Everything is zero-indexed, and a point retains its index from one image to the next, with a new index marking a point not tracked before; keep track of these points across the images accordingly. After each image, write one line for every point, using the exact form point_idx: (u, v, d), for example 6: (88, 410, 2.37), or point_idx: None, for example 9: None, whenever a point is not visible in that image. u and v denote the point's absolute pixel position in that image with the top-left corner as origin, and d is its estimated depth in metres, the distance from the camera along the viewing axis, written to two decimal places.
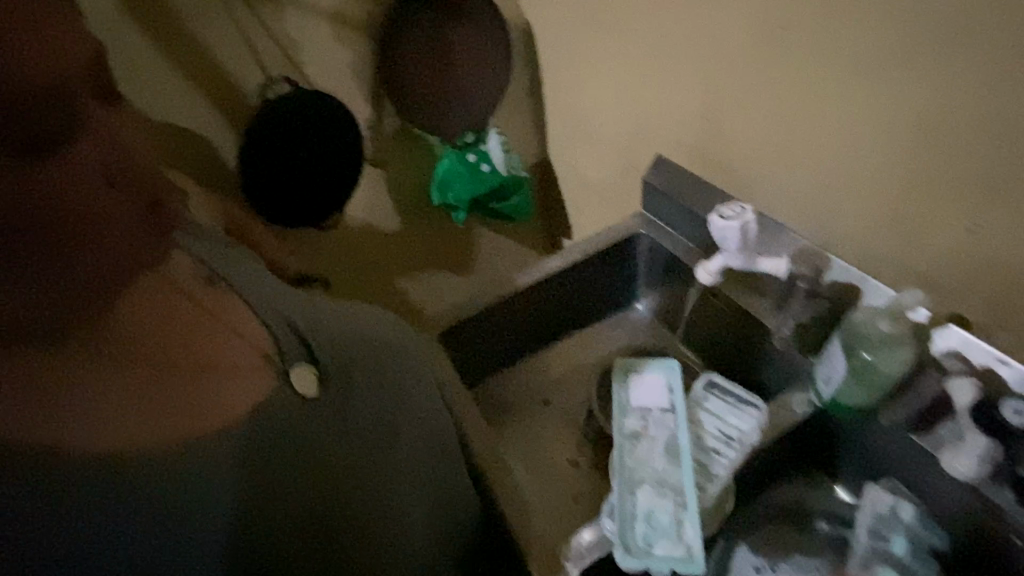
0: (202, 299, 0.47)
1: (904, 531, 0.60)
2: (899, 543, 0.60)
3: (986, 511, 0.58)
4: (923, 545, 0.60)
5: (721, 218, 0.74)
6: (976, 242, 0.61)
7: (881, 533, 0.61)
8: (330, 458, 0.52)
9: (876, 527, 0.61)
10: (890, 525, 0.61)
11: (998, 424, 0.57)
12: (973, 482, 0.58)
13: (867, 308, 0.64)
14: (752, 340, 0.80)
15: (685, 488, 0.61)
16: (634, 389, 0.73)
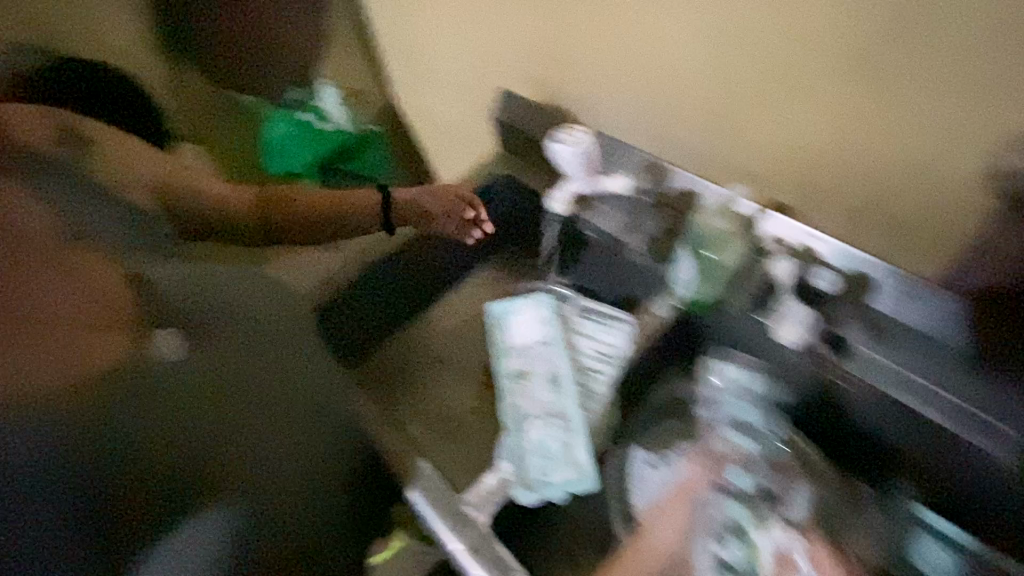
0: (68, 259, 0.48)
1: (749, 398, 0.66)
2: (741, 407, 0.67)
3: (821, 372, 0.66)
4: (765, 396, 0.67)
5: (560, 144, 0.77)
6: (780, 131, 0.68)
7: (733, 405, 0.67)
8: (184, 427, 0.57)
9: (713, 399, 0.67)
10: (741, 397, 0.66)
11: (807, 291, 0.67)
12: (800, 346, 0.66)
13: (704, 211, 0.71)
14: (609, 261, 0.82)
15: (569, 411, 0.67)
16: (511, 326, 0.75)
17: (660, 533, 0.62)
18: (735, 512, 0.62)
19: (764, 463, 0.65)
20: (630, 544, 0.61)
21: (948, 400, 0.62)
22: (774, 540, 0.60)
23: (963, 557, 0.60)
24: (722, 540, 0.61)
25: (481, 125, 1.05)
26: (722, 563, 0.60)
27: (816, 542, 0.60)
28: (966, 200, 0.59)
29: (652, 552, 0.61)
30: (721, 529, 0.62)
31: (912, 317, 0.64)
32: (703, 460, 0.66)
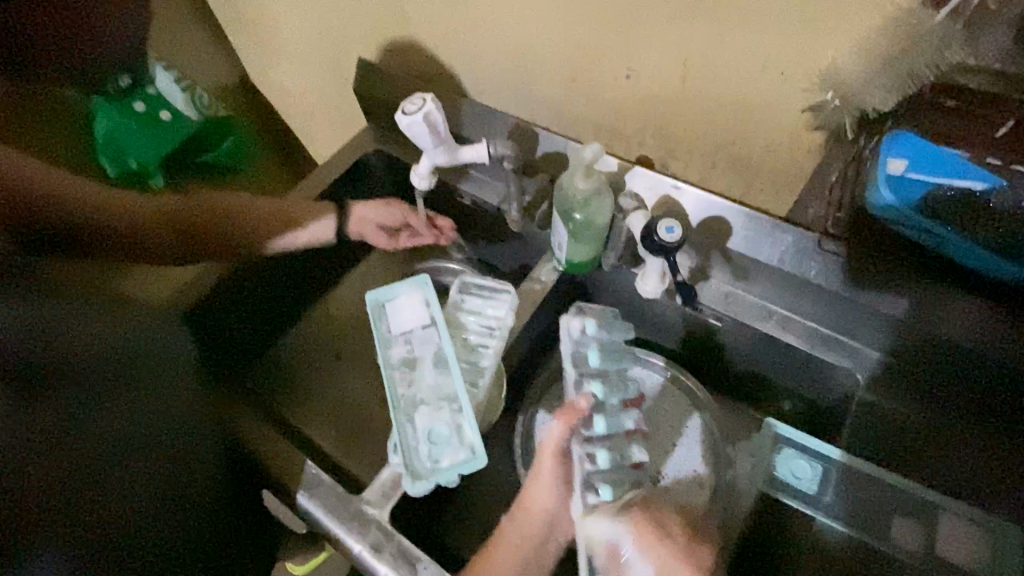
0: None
1: (596, 344, 0.68)
2: (595, 358, 0.67)
3: (692, 309, 0.74)
4: (616, 344, 0.69)
5: (405, 115, 0.68)
6: (633, 88, 0.69)
7: (581, 355, 0.68)
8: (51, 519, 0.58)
9: (576, 353, 0.68)
10: (586, 345, 0.68)
11: (662, 247, 0.64)
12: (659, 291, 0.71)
13: (569, 170, 0.69)
14: (497, 231, 0.86)
15: (458, 394, 0.65)
16: (391, 316, 0.72)
17: (536, 497, 0.61)
18: (601, 460, 0.61)
19: (619, 408, 0.66)
20: (514, 514, 0.61)
21: (803, 325, 0.71)
22: (602, 531, 0.57)
23: (836, 470, 0.64)
24: (596, 489, 0.60)
25: (350, 106, 1.06)
26: (598, 511, 0.59)
27: (636, 520, 0.56)
28: (790, 138, 0.63)
29: (531, 513, 0.60)
30: (594, 479, 0.61)
31: (766, 252, 0.70)
32: (571, 416, 0.61)
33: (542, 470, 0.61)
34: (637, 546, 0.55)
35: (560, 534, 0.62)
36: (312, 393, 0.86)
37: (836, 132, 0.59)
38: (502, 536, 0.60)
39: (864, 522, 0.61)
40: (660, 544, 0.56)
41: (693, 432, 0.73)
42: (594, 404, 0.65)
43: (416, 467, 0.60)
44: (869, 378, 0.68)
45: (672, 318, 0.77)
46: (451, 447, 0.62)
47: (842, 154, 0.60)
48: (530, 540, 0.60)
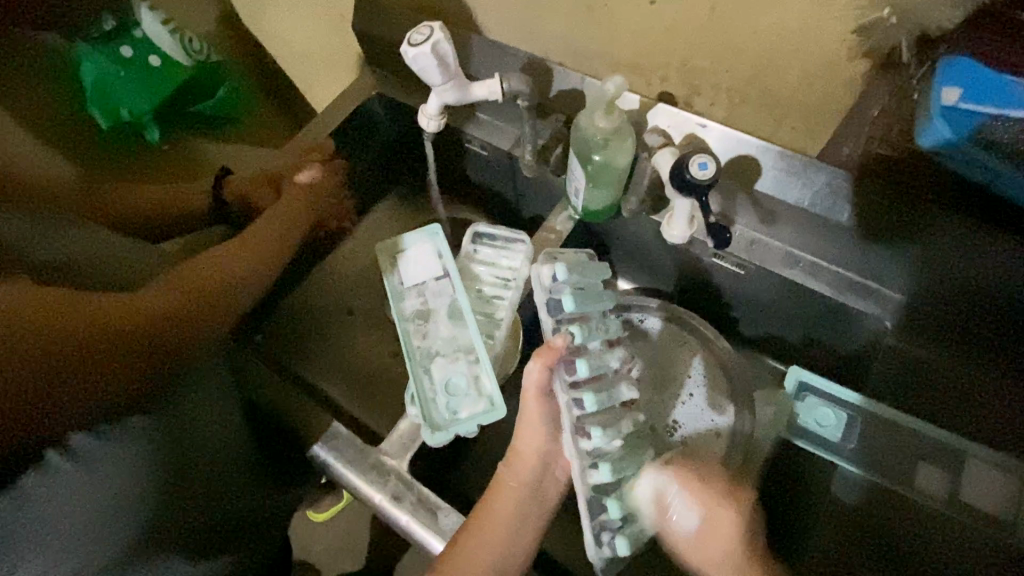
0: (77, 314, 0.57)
1: (569, 287, 0.63)
2: (571, 302, 0.62)
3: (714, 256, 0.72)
4: (593, 286, 0.65)
5: (412, 47, 0.63)
6: (654, 24, 0.64)
7: (556, 303, 0.63)
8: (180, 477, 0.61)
9: (550, 301, 0.63)
10: (558, 289, 0.63)
11: (688, 185, 0.62)
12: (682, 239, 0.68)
13: (588, 108, 0.65)
14: (510, 179, 0.83)
15: (474, 344, 0.64)
16: (402, 265, 0.70)
17: (525, 441, 0.61)
18: (588, 403, 0.58)
19: (600, 349, 0.63)
20: (509, 458, 0.62)
21: (827, 271, 0.69)
22: (651, 483, 0.58)
23: (859, 415, 0.63)
24: (589, 433, 0.58)
25: (348, 44, 0.99)
26: (592, 454, 0.58)
27: (682, 472, 0.58)
28: (830, 68, 0.58)
29: (525, 456, 0.61)
30: (585, 423, 0.58)
31: (795, 194, 0.67)
32: (549, 356, 0.58)
33: (531, 415, 0.60)
34: (681, 487, 0.58)
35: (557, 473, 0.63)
36: (328, 347, 0.87)
37: (887, 57, 0.55)
38: (499, 485, 0.61)
39: (884, 469, 0.61)
40: (702, 489, 0.58)
41: (699, 378, 0.71)
42: (574, 347, 0.61)
43: (435, 418, 0.60)
44: (896, 323, 0.66)
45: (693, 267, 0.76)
46: (470, 398, 0.61)
47: (892, 81, 0.56)
48: (526, 479, 0.61)
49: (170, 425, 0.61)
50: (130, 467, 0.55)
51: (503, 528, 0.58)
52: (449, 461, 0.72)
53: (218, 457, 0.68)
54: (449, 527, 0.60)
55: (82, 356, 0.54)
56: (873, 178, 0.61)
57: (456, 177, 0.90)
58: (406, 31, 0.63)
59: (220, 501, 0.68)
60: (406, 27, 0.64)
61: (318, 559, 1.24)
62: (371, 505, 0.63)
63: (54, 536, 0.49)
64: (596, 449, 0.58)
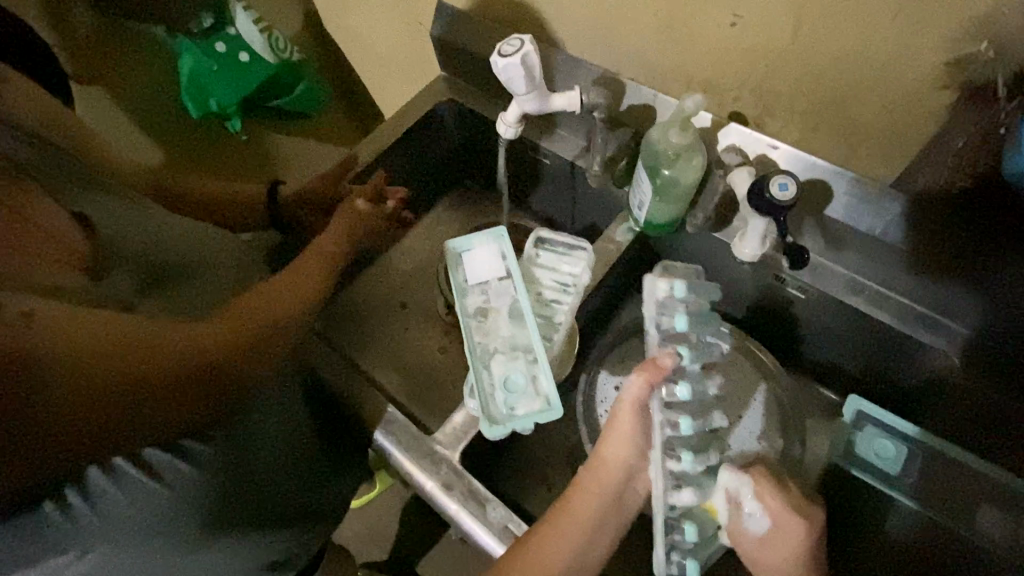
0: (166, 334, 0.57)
1: (683, 307, 0.64)
2: (682, 323, 0.63)
3: (775, 279, 0.72)
4: (701, 308, 0.66)
5: (502, 57, 0.67)
6: (734, 46, 0.65)
7: (667, 319, 0.64)
8: (234, 480, 0.63)
9: (660, 316, 0.64)
10: (671, 308, 0.64)
11: (768, 205, 0.63)
12: (755, 259, 0.69)
13: (661, 123, 0.67)
14: (573, 189, 0.85)
15: (533, 345, 0.66)
16: (469, 263, 0.72)
17: (613, 449, 0.62)
18: (684, 427, 0.59)
19: (699, 373, 0.65)
20: (591, 464, 0.62)
21: (893, 302, 0.68)
22: (725, 482, 0.60)
23: (919, 448, 0.62)
24: (677, 455, 0.60)
25: (422, 49, 1.03)
26: (677, 475, 0.60)
27: (760, 478, 0.60)
28: (913, 97, 0.57)
29: (610, 464, 0.62)
30: (674, 443, 0.61)
31: (867, 222, 0.67)
32: (652, 373, 0.59)
33: (620, 427, 0.62)
34: (756, 493, 0.59)
35: (636, 484, 0.63)
36: (387, 336, 0.92)
37: (977, 91, 0.54)
38: (578, 486, 0.62)
39: (946, 509, 0.59)
40: (775, 497, 0.59)
41: (757, 408, 0.72)
42: (677, 367, 0.62)
43: (494, 412, 0.62)
44: (962, 361, 0.64)
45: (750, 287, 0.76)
46: (529, 397, 0.63)
47: (979, 121, 0.54)
48: (608, 487, 0.61)
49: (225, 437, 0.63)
50: (188, 480, 0.58)
51: (578, 526, 0.59)
52: (499, 457, 0.74)
53: (273, 454, 0.70)
54: (497, 520, 0.62)
55: (149, 394, 0.55)
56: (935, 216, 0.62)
57: (518, 182, 0.92)
58: (496, 41, 0.67)
59: (277, 490, 0.71)
60: (495, 37, 0.67)
61: (352, 540, 1.28)
62: (421, 490, 0.66)
63: (126, 530, 0.54)
64: (680, 472, 0.60)
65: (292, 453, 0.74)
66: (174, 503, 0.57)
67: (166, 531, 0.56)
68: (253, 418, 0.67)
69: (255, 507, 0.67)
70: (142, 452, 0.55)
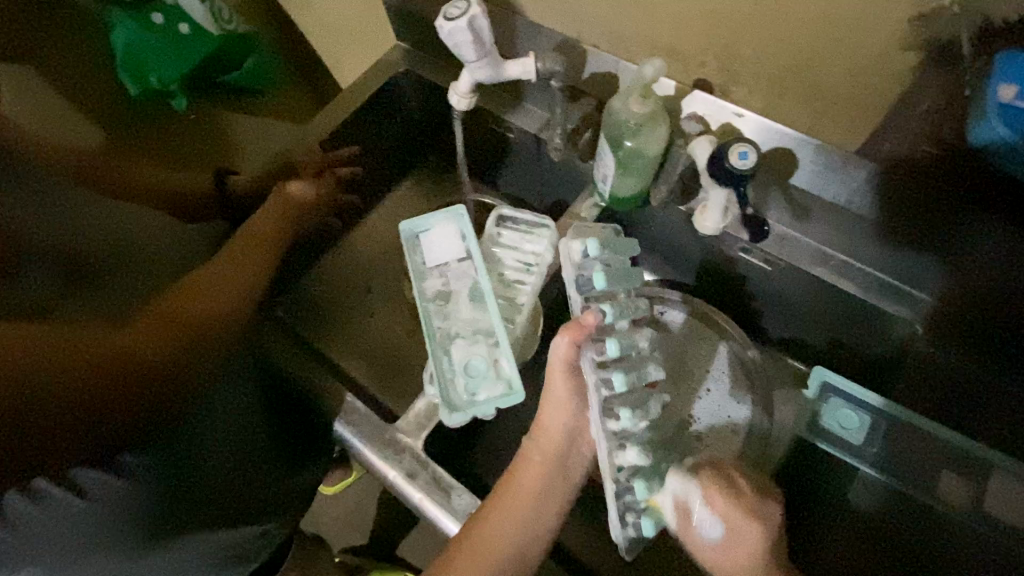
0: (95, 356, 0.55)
1: (601, 264, 0.63)
2: (600, 280, 0.61)
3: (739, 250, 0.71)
4: (621, 265, 0.64)
5: (448, 21, 0.62)
6: (696, 7, 0.62)
7: (586, 279, 0.62)
8: (178, 483, 0.65)
9: (579, 278, 0.63)
10: (588, 268, 0.63)
11: (730, 175, 0.61)
12: (717, 231, 0.68)
13: (623, 92, 0.64)
14: (537, 164, 0.82)
15: (495, 328, 0.63)
16: (427, 244, 0.69)
17: (550, 416, 0.62)
18: (616, 382, 0.58)
19: (629, 329, 0.62)
20: (533, 436, 0.63)
21: (857, 270, 0.68)
22: (671, 492, 0.56)
23: (885, 420, 0.62)
24: (616, 414, 0.59)
25: (377, 18, 0.98)
26: (620, 436, 0.59)
27: (705, 479, 0.56)
28: (879, 61, 0.55)
29: (550, 434, 0.62)
30: (613, 404, 0.59)
31: (833, 190, 0.65)
32: (575, 333, 0.58)
33: (554, 390, 0.61)
34: (705, 499, 0.55)
35: (581, 450, 0.63)
36: (351, 322, 0.88)
37: (942, 49, 0.52)
38: (523, 460, 0.62)
39: (906, 476, 0.59)
40: (726, 497, 0.55)
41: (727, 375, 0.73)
42: (602, 325, 0.60)
43: (455, 398, 0.60)
44: (926, 327, 0.65)
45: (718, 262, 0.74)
46: (491, 381, 0.61)
47: (942, 79, 0.54)
48: (551, 456, 0.61)
49: (166, 450, 0.63)
50: (124, 495, 0.59)
51: (520, 499, 0.60)
52: (467, 443, 0.72)
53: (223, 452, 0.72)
54: (461, 507, 0.60)
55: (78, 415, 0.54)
56: (910, 180, 0.60)
57: (482, 160, 0.89)
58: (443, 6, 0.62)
59: (228, 486, 0.73)
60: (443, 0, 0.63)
61: (329, 530, 1.26)
62: (384, 482, 0.64)
63: (52, 542, 0.55)
64: (624, 430, 0.58)
65: (246, 446, 0.75)
66: (106, 516, 0.58)
67: (98, 540, 0.59)
68: (202, 419, 0.69)
69: (200, 505, 0.69)
70: (72, 472, 0.55)
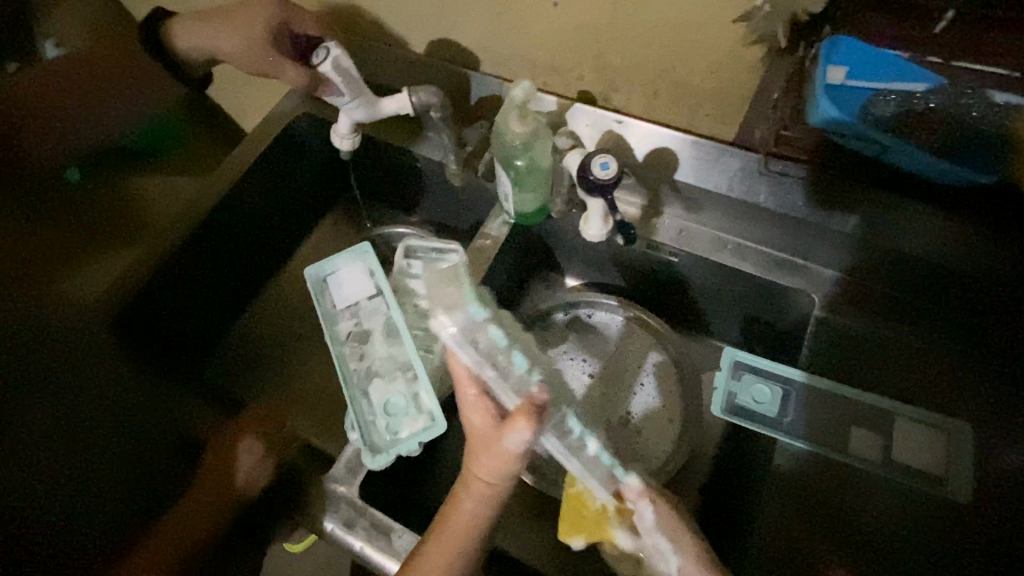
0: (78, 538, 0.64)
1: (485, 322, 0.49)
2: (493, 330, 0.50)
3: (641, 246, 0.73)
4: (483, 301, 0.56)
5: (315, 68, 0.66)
6: (562, 24, 0.66)
7: (476, 337, 0.48)
8: None
9: (477, 345, 0.48)
10: (478, 330, 0.49)
11: (596, 185, 0.63)
12: (599, 238, 0.69)
13: (504, 114, 0.66)
14: (444, 189, 0.82)
15: (412, 361, 0.63)
16: (337, 288, 0.69)
17: (492, 472, 0.52)
18: (572, 424, 0.54)
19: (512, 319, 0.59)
20: (468, 482, 0.54)
21: (755, 252, 0.70)
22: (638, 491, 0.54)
23: (798, 388, 0.66)
24: (569, 430, 0.54)
25: None
26: (577, 444, 0.54)
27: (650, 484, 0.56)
28: (730, 55, 0.59)
29: (489, 484, 0.53)
30: (563, 423, 0.54)
31: (715, 182, 0.69)
32: (526, 416, 0.47)
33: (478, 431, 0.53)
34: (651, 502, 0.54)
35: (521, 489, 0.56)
36: (284, 372, 0.86)
37: (777, 40, 0.56)
38: (458, 506, 0.55)
39: (824, 437, 0.63)
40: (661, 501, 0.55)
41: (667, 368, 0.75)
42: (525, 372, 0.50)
43: (378, 440, 0.59)
44: (823, 297, 0.67)
45: (628, 262, 0.76)
46: (412, 415, 0.60)
47: (785, 66, 0.58)
48: (488, 502, 0.54)
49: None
50: None
51: (460, 549, 0.53)
52: (412, 478, 0.71)
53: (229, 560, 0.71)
54: (404, 547, 0.59)
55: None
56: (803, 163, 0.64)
57: (395, 190, 0.89)
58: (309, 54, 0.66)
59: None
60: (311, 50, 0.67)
61: None
62: (325, 536, 0.62)
63: None
64: (581, 435, 0.55)
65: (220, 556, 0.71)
66: None
67: None
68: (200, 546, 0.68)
69: None
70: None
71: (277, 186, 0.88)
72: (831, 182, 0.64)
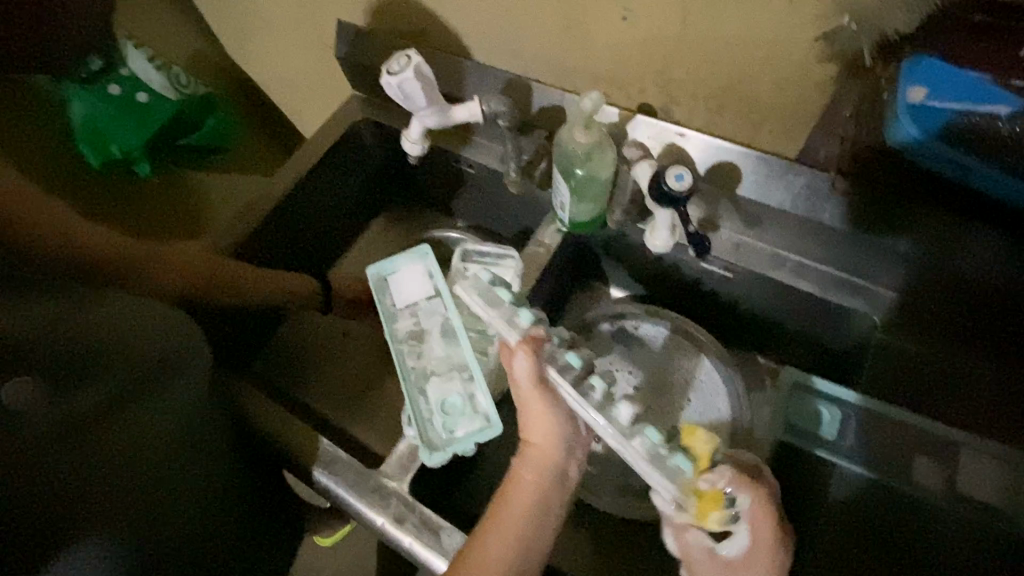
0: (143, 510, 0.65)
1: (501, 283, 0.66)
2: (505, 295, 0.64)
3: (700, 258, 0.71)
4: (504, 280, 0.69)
5: (393, 75, 0.69)
6: (630, 38, 0.67)
7: (493, 298, 0.64)
8: None
9: (490, 300, 0.64)
10: (492, 294, 0.64)
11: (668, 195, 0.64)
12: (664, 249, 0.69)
13: (569, 124, 0.67)
14: (497, 195, 0.84)
15: (467, 362, 0.64)
16: (397, 286, 0.71)
17: (537, 430, 0.57)
18: (570, 358, 0.59)
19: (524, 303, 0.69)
20: (522, 451, 0.58)
21: (814, 270, 0.69)
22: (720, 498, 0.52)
23: (854, 411, 0.64)
24: (591, 387, 0.58)
25: (330, 69, 1.01)
26: (602, 402, 0.57)
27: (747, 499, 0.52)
28: (803, 72, 0.59)
29: (539, 449, 0.57)
30: (581, 379, 0.59)
31: (778, 198, 0.70)
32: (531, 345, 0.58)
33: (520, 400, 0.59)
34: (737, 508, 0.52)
35: (570, 470, 0.58)
36: (333, 366, 0.89)
37: (854, 59, 0.56)
38: (513, 479, 0.57)
39: (884, 465, 0.60)
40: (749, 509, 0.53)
41: (716, 383, 0.74)
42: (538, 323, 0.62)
43: (434, 437, 0.60)
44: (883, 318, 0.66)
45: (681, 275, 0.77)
46: (466, 415, 0.62)
47: (858, 86, 0.57)
48: (543, 474, 0.57)
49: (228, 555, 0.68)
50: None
51: (516, 526, 0.54)
52: (457, 477, 0.72)
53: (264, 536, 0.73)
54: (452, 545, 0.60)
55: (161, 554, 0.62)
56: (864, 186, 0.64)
57: (448, 194, 0.91)
58: (385, 62, 0.69)
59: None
60: (386, 58, 0.69)
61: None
62: (376, 530, 0.64)
63: None
64: (606, 393, 0.58)
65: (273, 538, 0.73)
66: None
67: None
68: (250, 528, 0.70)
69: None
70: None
71: (335, 186, 0.91)
72: (893, 200, 0.62)
